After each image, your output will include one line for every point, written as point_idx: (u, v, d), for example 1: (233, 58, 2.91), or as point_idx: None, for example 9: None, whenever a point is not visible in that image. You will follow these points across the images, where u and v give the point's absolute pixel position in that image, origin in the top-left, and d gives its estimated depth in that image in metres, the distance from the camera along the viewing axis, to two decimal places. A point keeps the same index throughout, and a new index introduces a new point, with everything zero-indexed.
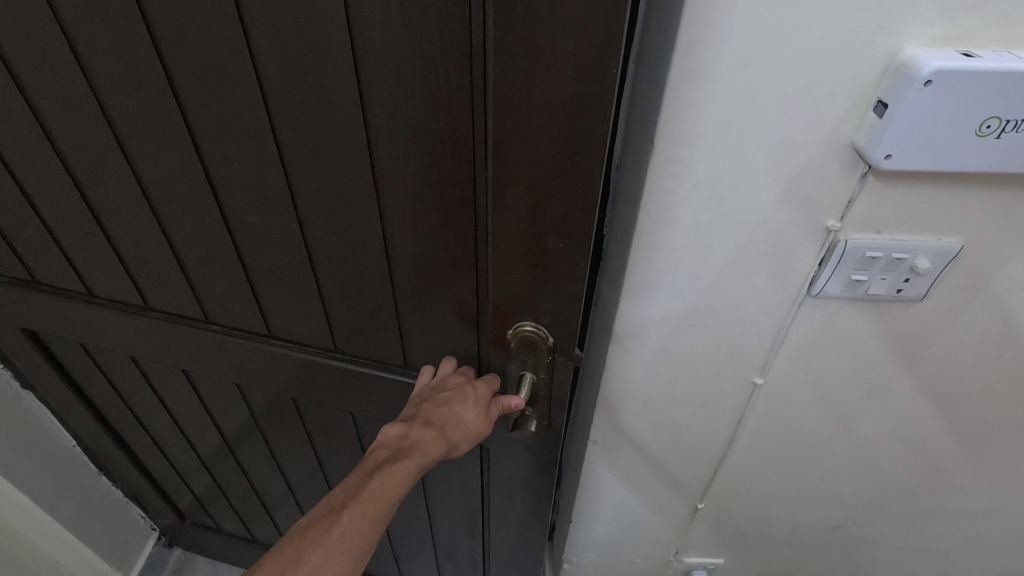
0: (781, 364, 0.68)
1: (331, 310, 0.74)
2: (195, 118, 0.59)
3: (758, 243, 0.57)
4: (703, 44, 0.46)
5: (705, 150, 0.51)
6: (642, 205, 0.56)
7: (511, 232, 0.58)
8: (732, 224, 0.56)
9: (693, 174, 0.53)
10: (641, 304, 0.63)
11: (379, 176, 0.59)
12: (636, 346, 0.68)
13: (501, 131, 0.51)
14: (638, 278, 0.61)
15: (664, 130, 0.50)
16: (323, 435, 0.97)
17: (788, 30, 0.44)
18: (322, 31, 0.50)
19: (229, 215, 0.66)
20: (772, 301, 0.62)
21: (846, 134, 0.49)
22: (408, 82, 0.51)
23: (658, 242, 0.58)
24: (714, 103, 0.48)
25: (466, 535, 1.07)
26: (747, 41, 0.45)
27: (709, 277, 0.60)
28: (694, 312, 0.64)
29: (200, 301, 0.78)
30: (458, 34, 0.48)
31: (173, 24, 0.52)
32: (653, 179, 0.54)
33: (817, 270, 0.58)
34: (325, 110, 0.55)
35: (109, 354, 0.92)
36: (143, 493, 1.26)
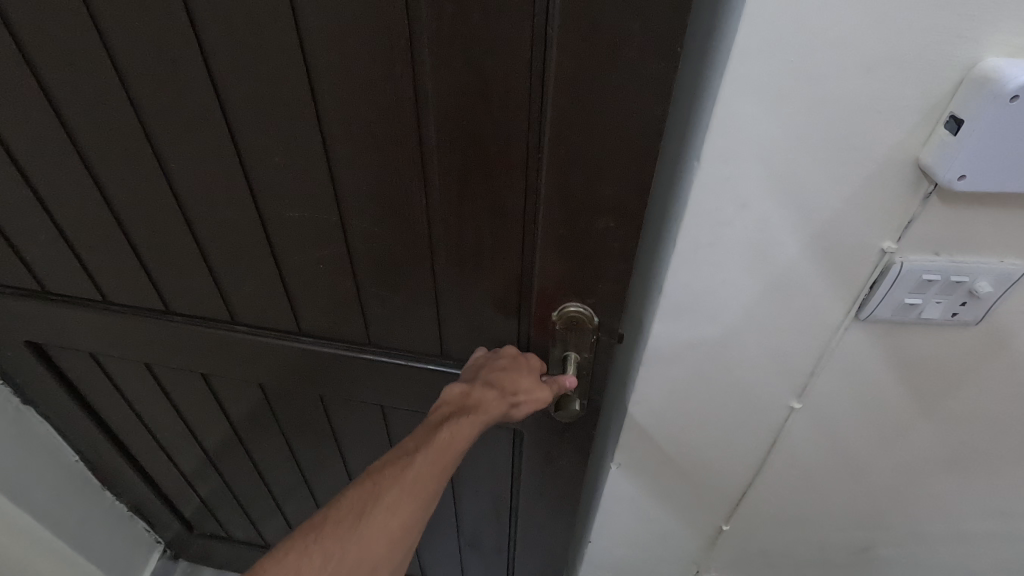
0: (821, 390, 0.67)
1: (366, 303, 0.76)
2: (235, 114, 0.61)
3: (808, 262, 0.56)
4: (759, 60, 0.45)
5: (764, 161, 0.50)
6: (693, 218, 0.55)
7: (568, 210, 0.61)
8: (785, 239, 0.55)
9: (748, 186, 0.52)
10: (684, 319, 0.62)
11: (428, 167, 0.61)
12: (669, 365, 0.67)
13: (563, 110, 0.54)
14: (673, 297, 0.61)
15: (715, 147, 0.50)
16: (346, 428, 0.98)
17: (842, 49, 0.44)
18: (370, 27, 0.52)
19: (263, 209, 0.69)
20: (816, 323, 0.61)
21: (912, 151, 0.48)
22: (459, 73, 0.54)
23: (708, 256, 0.57)
24: (768, 120, 0.48)
25: (492, 527, 1.07)
26: (810, 58, 0.45)
27: (749, 297, 0.60)
28: (732, 333, 0.63)
29: (224, 302, 0.80)
30: (518, 23, 0.50)
31: (220, 26, 0.55)
32: (705, 190, 0.53)
33: (867, 292, 0.57)
34: (373, 103, 0.57)
35: (123, 361, 0.94)
36: (149, 505, 1.27)
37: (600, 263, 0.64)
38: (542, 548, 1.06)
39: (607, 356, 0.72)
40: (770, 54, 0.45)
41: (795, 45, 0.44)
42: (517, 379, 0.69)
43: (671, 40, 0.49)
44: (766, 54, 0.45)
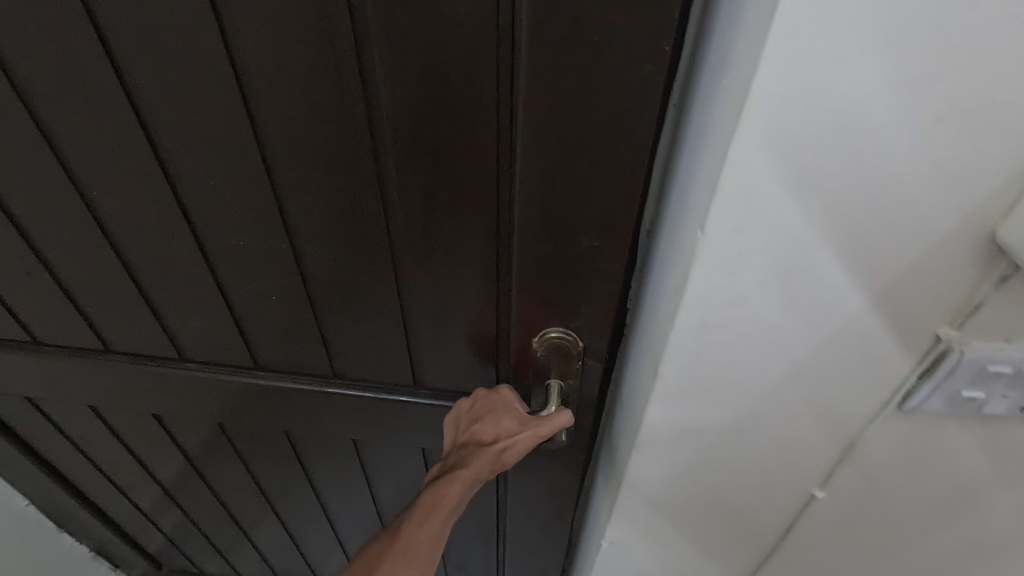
0: (848, 477, 0.59)
1: (328, 333, 0.69)
2: (161, 139, 0.54)
3: (848, 352, 0.48)
4: (783, 110, 0.36)
5: (793, 226, 0.41)
6: (699, 285, 0.46)
7: (545, 231, 0.54)
8: (819, 320, 0.46)
9: (771, 255, 0.43)
10: (696, 396, 0.54)
11: (387, 191, 0.55)
12: (675, 446, 0.60)
13: (536, 125, 0.47)
14: (674, 379, 0.53)
15: (725, 215, 0.41)
16: (317, 460, 0.91)
17: (891, 99, 0.35)
18: (307, 37, 0.46)
19: (204, 240, 0.62)
20: (851, 407, 0.53)
21: (986, 221, 0.39)
22: (414, 85, 0.47)
23: (725, 333, 0.48)
24: (794, 182, 0.39)
25: (481, 550, 1.03)
26: (852, 108, 0.35)
27: (770, 383, 0.52)
28: (752, 418, 0.55)
29: (170, 337, 0.73)
30: (478, 27, 0.43)
31: (131, 41, 0.48)
32: (714, 257, 0.44)
33: (914, 383, 0.49)
34: (319, 121, 0.51)
35: (65, 404, 0.87)
36: (111, 546, 1.20)
37: (589, 283, 0.57)
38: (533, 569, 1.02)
39: (596, 380, 0.66)
40: (796, 105, 0.36)
41: (832, 92, 0.35)
42: (492, 429, 0.63)
43: (656, 40, 0.41)
44: (792, 107, 0.36)
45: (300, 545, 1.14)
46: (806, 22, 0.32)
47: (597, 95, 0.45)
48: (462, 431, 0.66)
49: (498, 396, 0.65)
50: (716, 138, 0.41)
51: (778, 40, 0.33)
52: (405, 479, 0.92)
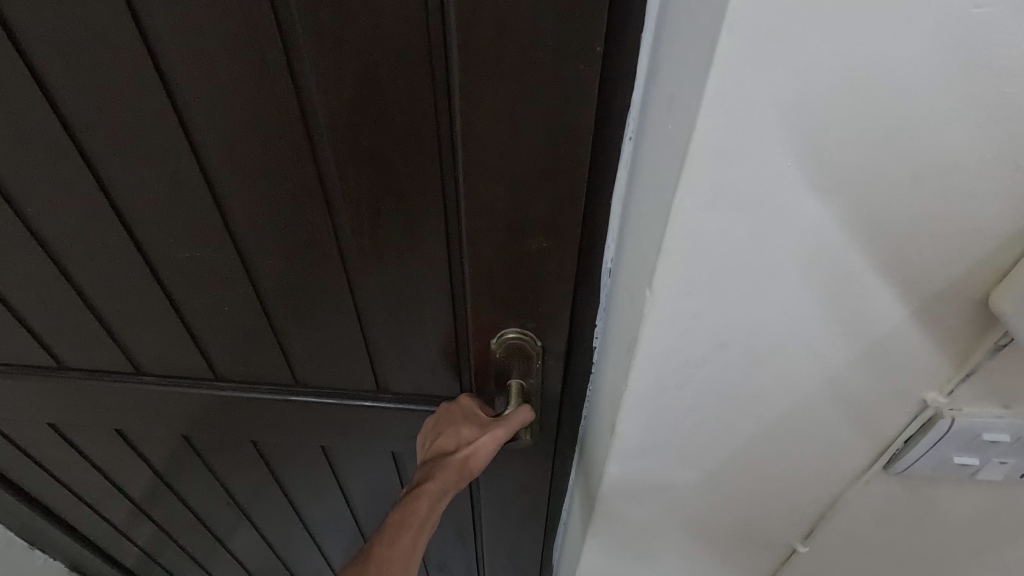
0: (836, 533, 0.58)
1: (286, 343, 0.68)
2: (92, 153, 0.52)
3: (825, 419, 0.47)
4: (727, 168, 0.32)
5: (748, 285, 0.38)
6: (651, 347, 0.42)
7: (494, 234, 0.53)
8: (794, 383, 0.44)
9: (726, 313, 0.39)
10: (664, 449, 0.51)
11: (331, 197, 0.54)
12: (642, 498, 0.58)
13: (475, 127, 0.46)
14: (633, 438, 0.50)
15: (673, 278, 0.37)
16: (287, 468, 0.91)
17: (852, 147, 0.31)
18: (230, 46, 0.44)
19: (149, 255, 0.60)
20: (842, 463, 0.51)
21: (974, 287, 0.37)
22: (346, 91, 0.46)
23: (687, 393, 0.45)
24: (750, 246, 0.36)
25: (459, 548, 1.03)
26: (804, 163, 0.32)
27: (739, 439, 0.50)
28: (724, 471, 0.54)
29: (125, 352, 0.72)
30: (406, 31, 0.42)
31: (48, 53, 0.46)
32: (664, 320, 0.40)
33: (899, 449, 0.48)
34: (253, 130, 0.49)
35: (23, 423, 0.85)
36: (86, 561, 1.19)
37: (542, 285, 0.56)
38: (511, 563, 1.03)
39: (558, 380, 0.66)
40: (742, 158, 0.31)
41: (784, 141, 0.31)
42: (454, 439, 0.63)
43: (587, 40, 0.41)
44: (737, 161, 0.32)
45: (277, 550, 1.13)
46: (744, 72, 0.28)
47: (532, 96, 0.44)
48: (427, 446, 0.66)
49: (455, 407, 0.65)
50: (654, 182, 0.37)
51: (720, 91, 0.29)
52: (377, 483, 0.91)
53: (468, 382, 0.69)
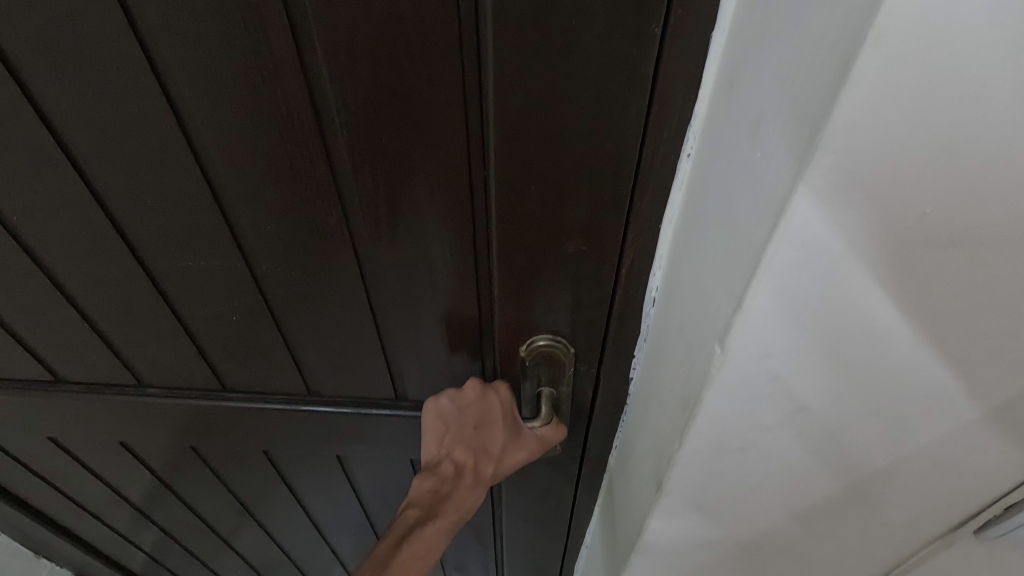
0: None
1: (298, 352, 0.64)
2: (81, 156, 0.47)
3: (912, 479, 0.42)
4: (838, 218, 0.27)
5: (840, 351, 0.33)
6: (719, 398, 0.37)
7: (526, 237, 0.48)
8: (880, 448, 0.39)
9: (809, 374, 0.34)
10: (719, 502, 0.47)
11: (347, 201, 0.49)
12: (685, 553, 0.54)
13: (510, 121, 0.41)
14: (683, 494, 0.46)
15: (753, 338, 0.33)
16: (300, 475, 0.87)
17: (1006, 210, 0.25)
18: (235, 35, 0.39)
19: (148, 264, 0.56)
20: (922, 520, 0.46)
21: None
22: (366, 85, 0.41)
23: (754, 449, 0.41)
24: (850, 309, 0.30)
25: (478, 550, 1.01)
26: (936, 224, 0.26)
27: (806, 502, 0.45)
28: (782, 530, 0.49)
29: (126, 366, 0.67)
30: (434, 15, 0.37)
31: (29, 44, 0.41)
32: (737, 373, 0.35)
33: (997, 515, 0.44)
34: (262, 130, 0.45)
35: (21, 437, 0.81)
36: (92, 568, 1.16)
37: (577, 289, 0.52)
38: (531, 565, 1.01)
39: (590, 388, 0.62)
40: (861, 212, 0.26)
41: (921, 193, 0.25)
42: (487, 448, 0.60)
43: (643, 21, 0.36)
44: (854, 215, 0.26)
45: (288, 553, 1.10)
46: (879, 107, 0.23)
47: (576, 84, 0.39)
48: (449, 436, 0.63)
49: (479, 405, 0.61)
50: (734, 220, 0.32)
51: (843, 126, 0.24)
52: (393, 490, 0.88)
53: None
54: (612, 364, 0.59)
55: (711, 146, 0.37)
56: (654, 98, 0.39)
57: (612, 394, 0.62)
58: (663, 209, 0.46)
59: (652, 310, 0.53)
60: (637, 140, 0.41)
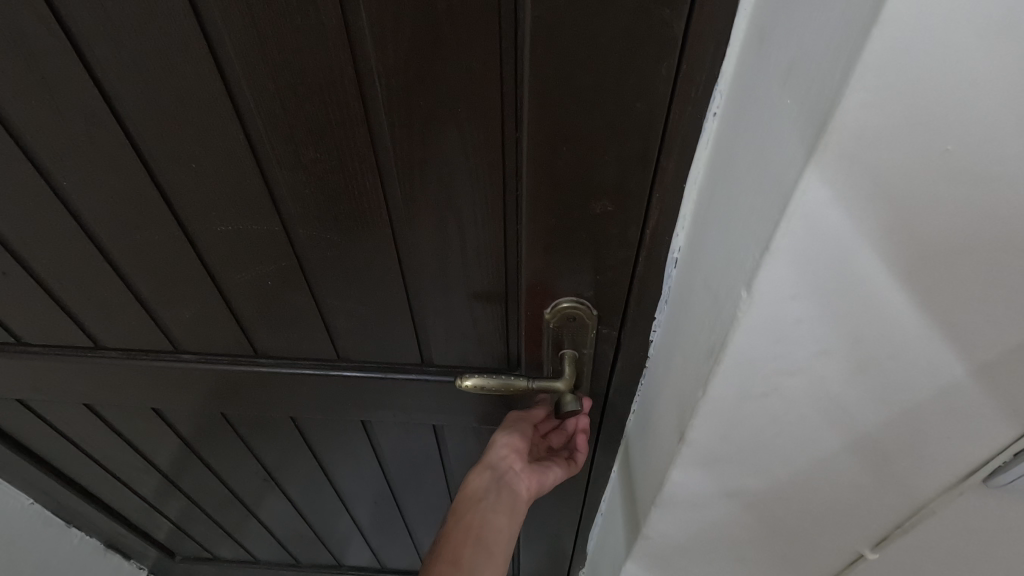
0: (919, 543, 0.55)
1: (329, 317, 0.66)
2: (132, 119, 0.50)
3: (926, 425, 0.43)
4: (866, 156, 0.29)
5: (861, 289, 0.35)
6: (744, 342, 0.39)
7: (555, 198, 0.50)
8: (896, 391, 0.41)
9: (832, 314, 0.37)
10: (739, 450, 0.49)
11: (384, 164, 0.51)
12: (705, 504, 0.57)
13: (545, 83, 0.43)
14: (705, 442, 0.49)
15: (780, 280, 0.35)
16: (324, 442, 0.90)
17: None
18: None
19: (189, 228, 0.58)
20: (933, 471, 0.48)
21: None
22: (408, 47, 0.43)
23: (776, 394, 0.43)
24: (873, 245, 0.33)
25: None
26: (954, 159, 0.28)
27: (824, 450, 0.47)
28: (801, 481, 0.51)
29: (163, 331, 0.70)
30: None
31: (89, 9, 0.43)
32: (762, 315, 0.37)
33: (1005, 461, 0.44)
34: (305, 93, 0.47)
35: (58, 404, 0.84)
36: (121, 538, 1.20)
37: (601, 250, 0.54)
38: (546, 534, 1.03)
39: (611, 350, 0.64)
40: (888, 150, 0.28)
41: (944, 129, 0.27)
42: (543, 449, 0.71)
43: None
44: (882, 153, 0.28)
45: (310, 522, 1.14)
46: (900, 47, 0.25)
47: (607, 43, 0.41)
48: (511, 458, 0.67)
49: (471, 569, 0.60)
50: (764, 166, 0.34)
51: (873, 66, 0.26)
52: (415, 456, 0.91)
53: (517, 352, 0.68)
54: (634, 325, 0.61)
55: (741, 100, 0.39)
56: (683, 57, 0.41)
57: (632, 356, 0.64)
58: (688, 168, 0.48)
59: (674, 271, 0.55)
60: (665, 99, 0.43)
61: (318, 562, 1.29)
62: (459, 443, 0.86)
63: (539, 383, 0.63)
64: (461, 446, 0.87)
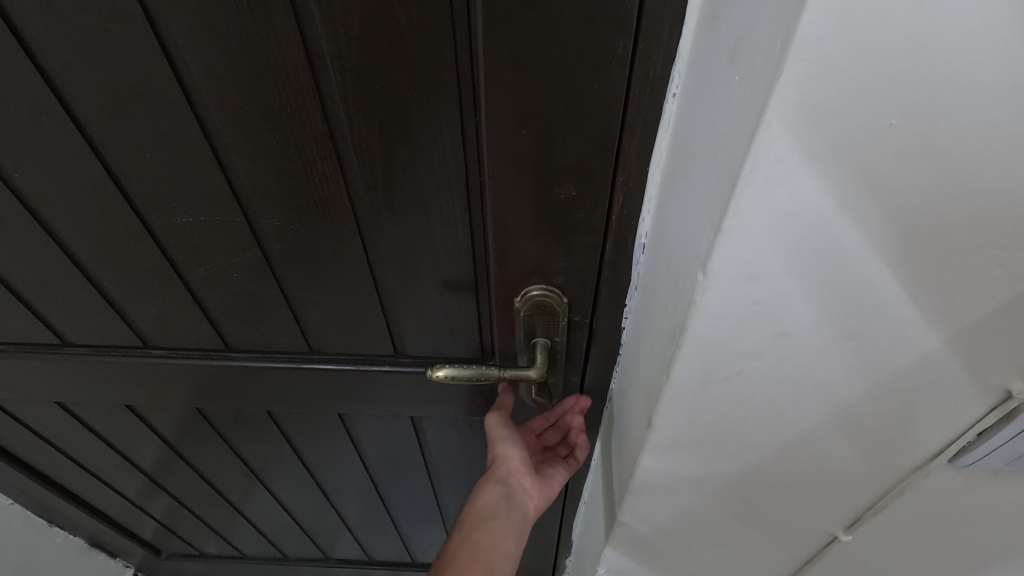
0: (891, 527, 0.54)
1: (298, 309, 0.65)
2: (80, 109, 0.49)
3: (893, 404, 0.43)
4: (813, 129, 0.28)
5: (818, 268, 0.34)
6: (704, 326, 0.39)
7: (519, 182, 0.49)
8: (860, 369, 0.40)
9: (791, 293, 0.36)
10: (709, 433, 0.49)
11: (343, 151, 0.50)
12: (677, 488, 0.56)
13: (499, 64, 0.42)
14: (673, 427, 0.48)
15: (734, 260, 0.35)
16: (303, 435, 0.89)
17: (970, 114, 0.27)
18: None
19: (149, 220, 0.57)
20: (901, 451, 0.47)
21: None
22: (359, 29, 0.42)
23: (740, 377, 0.42)
24: (827, 221, 0.32)
25: None
26: (903, 131, 0.28)
27: (791, 432, 0.47)
28: (770, 464, 0.51)
29: (132, 327, 0.69)
30: None
31: None
32: (720, 298, 0.37)
33: (971, 440, 0.44)
34: (257, 79, 0.45)
35: (28, 402, 0.83)
36: (105, 536, 1.19)
37: (568, 235, 0.53)
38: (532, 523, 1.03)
39: (584, 337, 0.63)
40: (832, 123, 0.28)
41: (889, 101, 0.27)
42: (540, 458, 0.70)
43: None
44: (828, 126, 0.28)
45: (296, 517, 1.13)
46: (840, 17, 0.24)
47: (561, 22, 0.40)
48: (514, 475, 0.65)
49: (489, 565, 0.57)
50: (718, 146, 0.34)
51: (813, 37, 0.25)
52: (396, 448, 0.91)
53: (490, 342, 0.67)
54: (605, 312, 0.60)
55: (698, 79, 0.38)
56: (639, 35, 0.40)
57: (605, 342, 0.64)
58: (650, 150, 0.47)
59: (642, 257, 0.54)
60: (624, 78, 0.43)
61: (307, 556, 1.29)
62: (439, 433, 0.86)
63: (511, 371, 0.63)
64: (441, 436, 0.87)
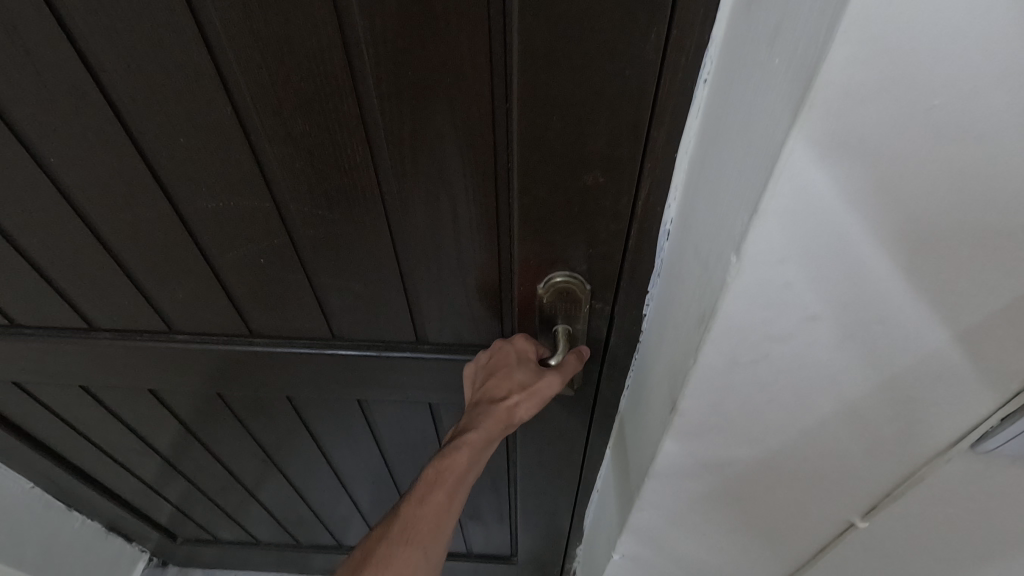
0: (910, 514, 0.55)
1: (322, 295, 0.66)
2: (116, 94, 0.49)
3: (917, 389, 0.44)
4: (851, 115, 0.29)
5: (851, 253, 0.35)
6: (735, 309, 0.40)
7: (546, 169, 0.50)
8: (886, 354, 0.41)
9: (822, 277, 0.37)
10: (732, 418, 0.49)
11: (373, 138, 0.51)
12: (697, 473, 0.57)
13: (533, 51, 0.43)
14: (696, 411, 0.49)
15: (767, 245, 0.35)
16: (320, 421, 0.90)
17: (1008, 98, 0.27)
18: None
19: (180, 205, 0.58)
20: (922, 437, 0.48)
21: None
22: (395, 15, 0.43)
23: (766, 362, 0.43)
24: (861, 205, 0.33)
25: (493, 494, 1.04)
26: (942, 116, 0.28)
27: (814, 417, 0.48)
28: (791, 450, 0.52)
29: (158, 312, 0.70)
30: None
31: None
32: (751, 280, 0.38)
33: (993, 425, 0.45)
34: (291, 66, 0.46)
35: (53, 385, 0.85)
36: (122, 520, 1.21)
37: (593, 222, 0.54)
38: (545, 511, 1.04)
39: (605, 325, 0.64)
40: (873, 107, 0.28)
41: (928, 86, 0.28)
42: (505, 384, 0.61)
43: None
44: (868, 110, 0.29)
45: (310, 503, 1.14)
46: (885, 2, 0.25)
47: (596, 9, 0.41)
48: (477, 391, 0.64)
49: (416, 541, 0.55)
50: (755, 131, 0.34)
51: (857, 22, 0.26)
52: (413, 435, 0.92)
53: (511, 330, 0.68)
54: (627, 300, 0.61)
55: (732, 65, 0.39)
56: (673, 22, 0.41)
57: (626, 330, 0.65)
58: (679, 137, 0.47)
59: (666, 243, 0.55)
60: (656, 65, 0.43)
61: (319, 542, 1.31)
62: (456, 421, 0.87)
63: None
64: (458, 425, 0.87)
